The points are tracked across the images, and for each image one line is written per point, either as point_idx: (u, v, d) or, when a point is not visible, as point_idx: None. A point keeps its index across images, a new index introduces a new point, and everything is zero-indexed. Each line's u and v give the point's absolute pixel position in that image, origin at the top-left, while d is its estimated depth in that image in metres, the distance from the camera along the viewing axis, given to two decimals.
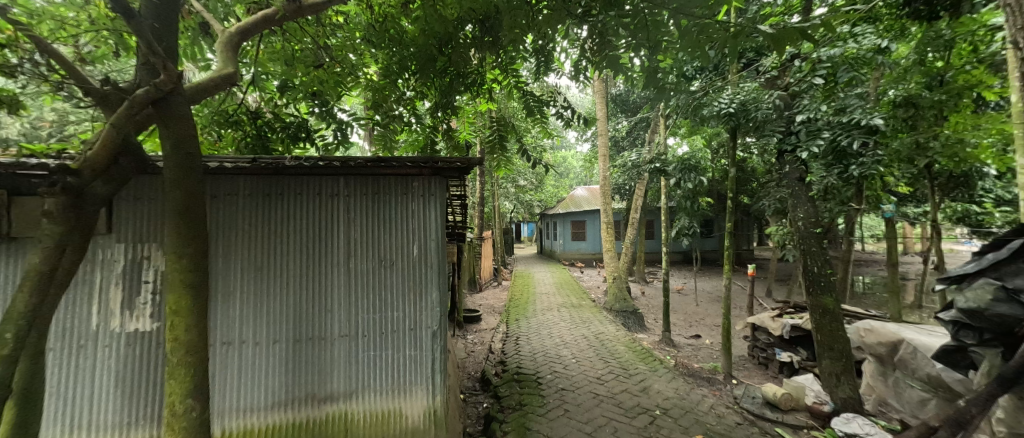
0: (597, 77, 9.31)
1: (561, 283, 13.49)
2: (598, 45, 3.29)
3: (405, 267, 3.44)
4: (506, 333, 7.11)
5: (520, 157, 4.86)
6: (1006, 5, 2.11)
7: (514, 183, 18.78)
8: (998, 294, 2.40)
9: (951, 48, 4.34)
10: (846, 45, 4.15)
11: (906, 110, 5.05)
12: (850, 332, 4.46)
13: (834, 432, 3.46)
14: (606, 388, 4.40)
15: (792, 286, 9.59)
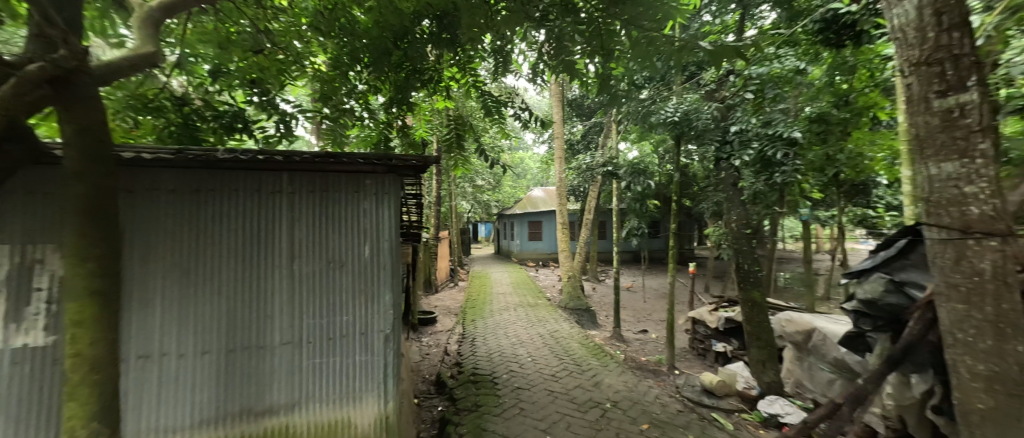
0: (553, 81, 9.51)
1: (518, 283, 13.57)
2: (555, 50, 3.35)
3: (356, 269, 3.28)
4: (461, 334, 7.05)
5: (478, 156, 4.83)
6: (895, 38, 2.44)
7: (472, 183, 18.66)
8: (888, 286, 2.81)
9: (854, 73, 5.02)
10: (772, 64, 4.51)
11: (820, 125, 5.21)
12: (773, 323, 4.95)
13: (760, 414, 3.87)
14: (560, 385, 4.52)
15: (727, 283, 10.48)
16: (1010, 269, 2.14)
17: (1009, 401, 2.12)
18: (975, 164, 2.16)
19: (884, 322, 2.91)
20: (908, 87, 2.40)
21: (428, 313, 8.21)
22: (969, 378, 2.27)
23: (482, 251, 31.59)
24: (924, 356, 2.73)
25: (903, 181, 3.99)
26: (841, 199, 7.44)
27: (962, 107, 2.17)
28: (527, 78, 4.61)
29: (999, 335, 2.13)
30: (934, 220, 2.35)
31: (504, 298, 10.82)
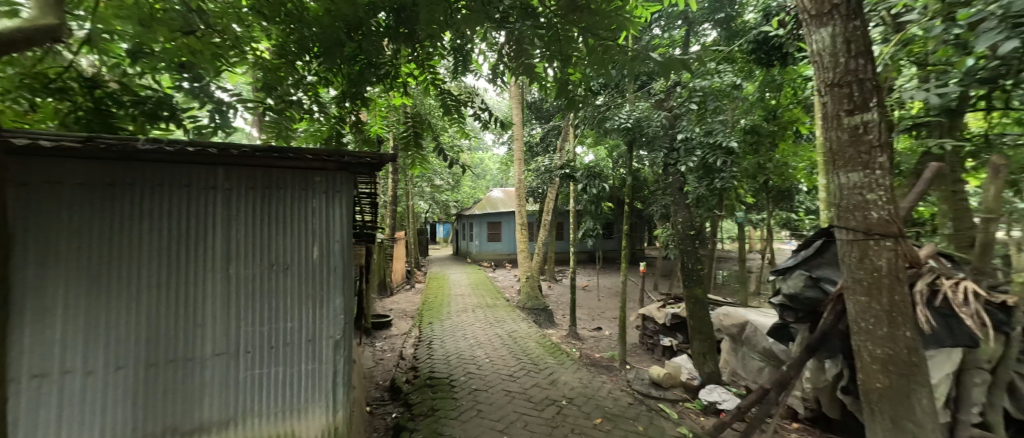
0: (513, 82, 9.58)
1: (477, 283, 13.67)
2: (514, 53, 3.37)
3: (302, 271, 3.09)
4: (417, 338, 6.86)
5: (435, 155, 4.71)
6: (813, 61, 2.72)
7: (430, 182, 18.27)
8: (807, 282, 3.18)
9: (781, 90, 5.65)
10: (713, 79, 5.11)
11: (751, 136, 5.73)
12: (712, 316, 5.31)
13: (701, 402, 4.19)
14: (518, 385, 4.55)
15: (673, 281, 11.18)
16: (900, 265, 2.52)
17: (900, 379, 2.48)
18: (875, 175, 2.51)
19: (802, 314, 3.26)
20: (823, 105, 2.71)
21: (382, 317, 7.90)
22: (870, 361, 2.61)
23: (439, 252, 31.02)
24: (836, 343, 3.10)
25: (820, 188, 4.50)
26: (772, 204, 8.23)
27: (866, 126, 2.51)
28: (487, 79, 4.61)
29: (893, 323, 2.48)
30: (844, 224, 2.67)
31: (461, 299, 10.70)
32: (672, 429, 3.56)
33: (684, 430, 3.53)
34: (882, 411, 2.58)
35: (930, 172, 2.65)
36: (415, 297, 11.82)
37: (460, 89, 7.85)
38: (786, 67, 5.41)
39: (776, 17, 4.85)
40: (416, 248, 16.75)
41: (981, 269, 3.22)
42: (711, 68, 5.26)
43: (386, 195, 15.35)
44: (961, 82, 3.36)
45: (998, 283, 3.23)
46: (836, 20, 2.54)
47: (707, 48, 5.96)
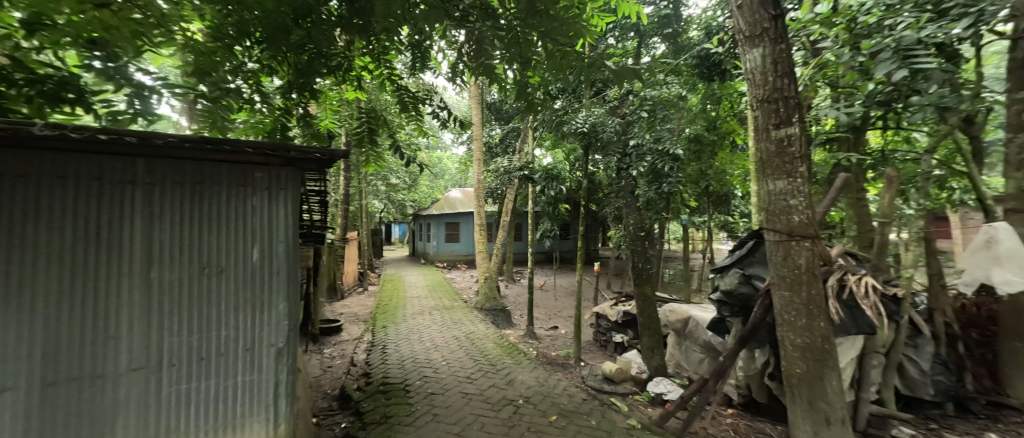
0: (473, 82, 9.50)
1: (434, 284, 13.48)
2: (474, 53, 3.37)
3: (240, 275, 2.85)
4: (370, 342, 6.55)
5: (391, 152, 4.50)
6: (747, 77, 2.96)
7: (384, 181, 17.63)
8: (740, 279, 3.49)
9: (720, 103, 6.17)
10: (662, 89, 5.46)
11: (695, 145, 6.34)
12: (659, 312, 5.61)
13: (649, 394, 4.43)
14: (475, 386, 4.52)
15: (625, 280, 11.69)
16: (816, 263, 2.84)
17: (815, 364, 2.80)
18: (797, 182, 2.81)
19: (736, 309, 3.56)
20: (755, 118, 2.98)
21: (330, 322, 7.46)
22: (791, 349, 2.91)
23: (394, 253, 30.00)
24: (763, 334, 3.42)
25: (753, 194, 4.96)
26: (714, 208, 8.92)
27: (790, 139, 2.80)
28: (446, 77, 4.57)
29: (810, 314, 2.80)
30: (771, 226, 2.95)
31: (417, 301, 10.39)
32: (623, 421, 3.70)
33: (633, 422, 3.67)
34: (800, 393, 2.89)
35: (840, 182, 2.94)
36: (369, 299, 11.31)
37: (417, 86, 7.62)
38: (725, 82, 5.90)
39: (715, 37, 5.32)
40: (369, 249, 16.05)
41: (878, 265, 3.70)
42: (660, 79, 5.57)
43: (337, 194, 14.56)
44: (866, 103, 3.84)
45: (891, 278, 3.73)
46: (766, 42, 2.82)
47: (656, 60, 6.34)
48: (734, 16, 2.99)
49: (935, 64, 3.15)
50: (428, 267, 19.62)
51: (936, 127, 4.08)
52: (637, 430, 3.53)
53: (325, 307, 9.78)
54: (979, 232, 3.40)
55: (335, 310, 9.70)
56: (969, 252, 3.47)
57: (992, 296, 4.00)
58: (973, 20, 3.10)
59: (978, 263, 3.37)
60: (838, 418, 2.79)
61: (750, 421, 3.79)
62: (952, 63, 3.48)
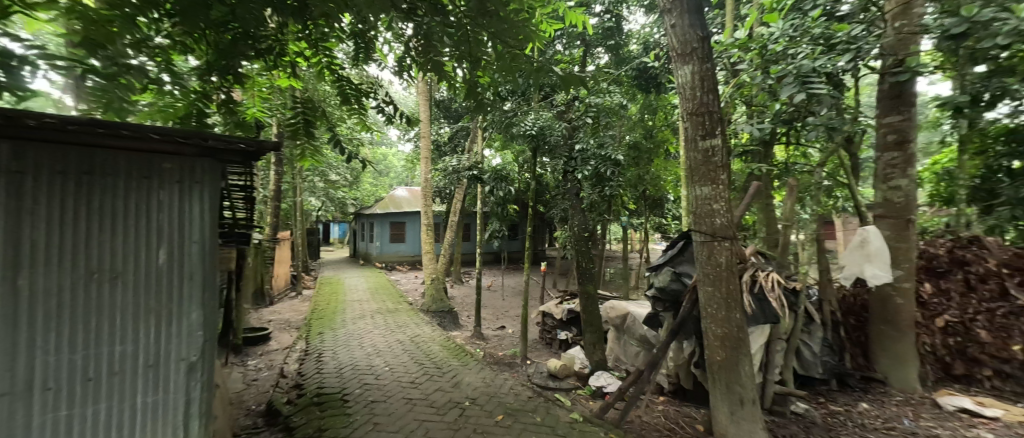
0: (421, 78, 9.25)
1: (376, 287, 12.86)
2: (424, 48, 3.31)
3: (143, 280, 2.43)
4: (303, 351, 6.05)
5: (330, 147, 4.09)
6: (679, 91, 3.23)
7: (322, 177, 16.47)
8: (671, 276, 3.77)
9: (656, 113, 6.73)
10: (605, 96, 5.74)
11: (634, 152, 6.77)
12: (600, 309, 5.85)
13: (590, 388, 4.60)
14: (419, 391, 4.37)
15: (570, 279, 12.08)
16: (734, 261, 3.18)
17: (733, 352, 3.12)
18: (719, 189, 3.13)
19: (668, 303, 3.86)
20: (684, 129, 3.25)
21: (256, 330, 6.79)
22: (713, 339, 3.21)
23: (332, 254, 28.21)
24: (690, 325, 3.73)
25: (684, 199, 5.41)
26: (652, 210, 9.59)
27: (713, 150, 3.11)
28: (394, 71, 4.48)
29: (729, 307, 3.12)
30: (697, 228, 3.24)
31: (358, 305, 9.83)
32: (566, 416, 3.83)
33: (576, 415, 3.81)
34: (720, 378, 3.21)
35: (753, 189, 3.28)
36: (303, 304, 10.46)
37: (361, 78, 7.18)
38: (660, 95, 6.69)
39: (652, 52, 5.72)
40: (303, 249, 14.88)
41: (782, 262, 4.22)
42: (604, 87, 5.76)
43: (265, 190, 13.31)
44: (773, 120, 4.37)
45: (790, 273, 4.28)
46: (695, 60, 3.10)
47: (600, 70, 6.64)
48: (668, 35, 3.23)
49: (826, 91, 3.69)
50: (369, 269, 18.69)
51: (825, 145, 4.80)
52: (579, 423, 3.67)
53: (251, 313, 8.88)
54: (855, 235, 4.05)
55: (263, 316, 8.84)
56: (847, 251, 4.11)
57: (865, 288, 4.75)
58: (853, 55, 3.79)
59: (854, 260, 4.01)
60: (750, 399, 3.14)
61: (678, 406, 4.10)
62: (837, 90, 4.10)
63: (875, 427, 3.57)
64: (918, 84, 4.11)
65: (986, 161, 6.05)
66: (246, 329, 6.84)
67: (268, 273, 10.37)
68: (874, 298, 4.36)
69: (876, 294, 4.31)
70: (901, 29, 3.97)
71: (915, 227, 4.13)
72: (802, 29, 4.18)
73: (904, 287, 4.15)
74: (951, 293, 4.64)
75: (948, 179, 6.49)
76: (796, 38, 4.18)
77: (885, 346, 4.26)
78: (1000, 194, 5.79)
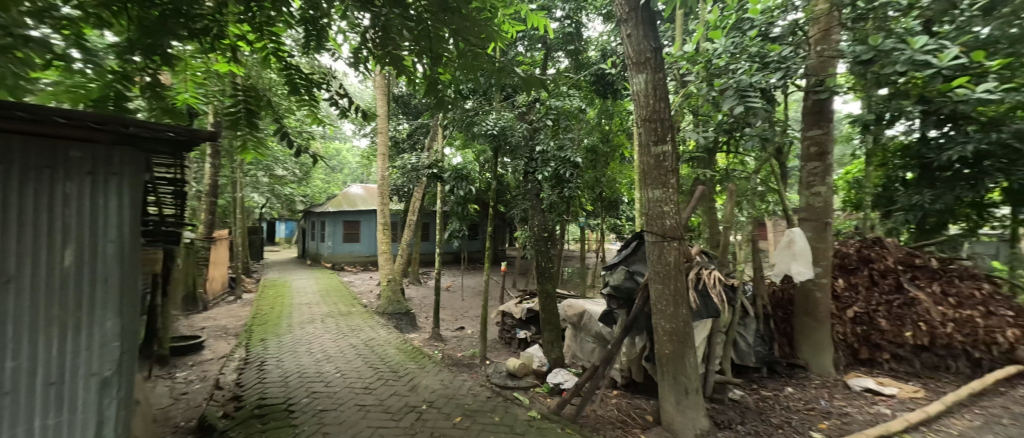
0: (379, 72, 8.91)
1: (327, 289, 12.22)
2: (381, 40, 3.26)
3: (43, 285, 2.09)
4: (243, 359, 5.59)
5: (276, 139, 3.79)
6: (634, 98, 3.37)
7: (266, 171, 15.32)
8: (624, 275, 3.94)
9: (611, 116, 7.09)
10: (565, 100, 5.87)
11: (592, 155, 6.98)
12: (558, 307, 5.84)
13: (548, 386, 4.65)
14: (373, 397, 4.21)
15: (530, 279, 12.18)
16: (682, 260, 3.38)
17: (679, 345, 3.33)
18: (668, 192, 3.32)
19: (622, 301, 4.03)
20: (638, 135, 3.42)
21: (187, 339, 6.18)
22: (663, 334, 3.39)
23: (276, 254, 26.36)
24: (642, 322, 3.92)
25: (637, 201, 5.66)
26: (609, 211, 9.94)
27: (664, 155, 3.29)
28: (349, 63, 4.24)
29: (676, 303, 3.32)
30: (649, 229, 3.40)
31: (307, 309, 9.27)
32: (524, 414, 3.87)
33: (534, 413, 3.88)
34: (669, 370, 3.40)
35: (699, 193, 3.43)
36: (244, 309, 9.64)
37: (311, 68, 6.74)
38: (616, 101, 6.95)
39: (609, 60, 6.15)
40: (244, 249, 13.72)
41: (722, 261, 4.57)
42: (564, 91, 5.86)
43: (200, 184, 12.13)
44: (717, 129, 4.77)
45: (729, 271, 4.64)
46: (648, 70, 3.26)
47: (560, 73, 6.79)
48: (624, 44, 3.37)
49: (761, 105, 4.03)
50: (319, 270, 17.65)
51: (759, 154, 5.25)
52: (537, 421, 3.74)
53: (182, 320, 8.05)
54: (784, 236, 4.48)
55: (196, 322, 8.05)
56: (777, 251, 4.52)
57: (791, 284, 5.27)
58: (784, 73, 4.19)
59: (782, 259, 4.43)
60: (694, 389, 3.36)
61: (630, 399, 4.28)
62: (770, 104, 4.49)
63: (798, 409, 3.96)
64: (835, 102, 4.61)
65: (886, 171, 7.03)
66: (176, 338, 6.19)
67: (202, 275, 9.45)
68: (799, 292, 4.84)
69: (800, 289, 4.79)
70: (821, 53, 4.41)
71: (831, 229, 4.65)
72: (742, 47, 4.56)
73: (822, 282, 4.66)
74: (859, 287, 5.27)
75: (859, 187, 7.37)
76: (736, 55, 4.58)
77: (807, 335, 4.76)
78: (898, 201, 6.66)
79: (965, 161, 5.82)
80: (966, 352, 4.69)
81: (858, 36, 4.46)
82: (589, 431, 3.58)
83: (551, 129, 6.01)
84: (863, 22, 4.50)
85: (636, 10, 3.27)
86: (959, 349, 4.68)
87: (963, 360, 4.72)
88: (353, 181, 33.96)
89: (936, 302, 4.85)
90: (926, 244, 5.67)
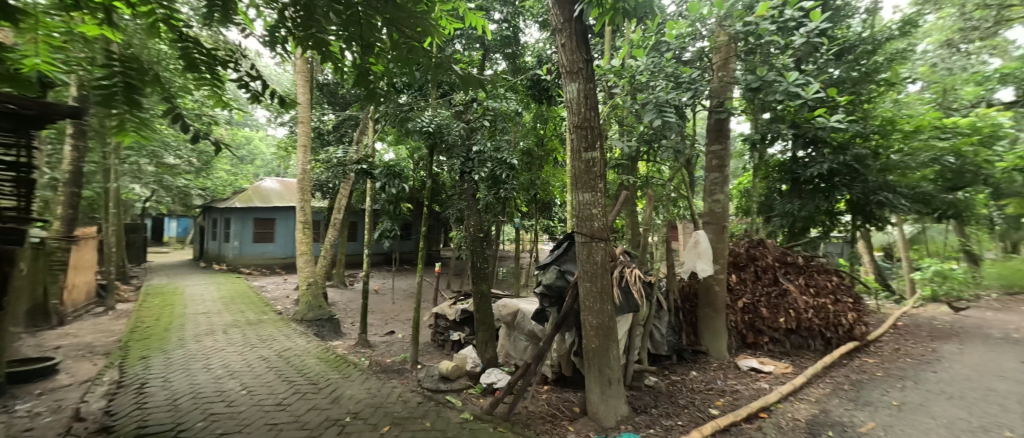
0: (303, 55, 8.14)
1: (231, 295, 10.78)
2: (303, 20, 2.93)
3: None
4: (116, 382, 4.67)
5: (165, 121, 3.19)
6: (569, 106, 3.50)
7: (152, 159, 13.11)
8: (556, 275, 4.08)
9: (546, 120, 7.60)
10: (502, 103, 5.84)
11: None
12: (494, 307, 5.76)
13: (481, 386, 4.61)
14: (288, 413, 3.81)
15: (464, 279, 12.04)
16: (607, 259, 3.59)
17: (604, 339, 3.54)
18: (597, 195, 3.50)
19: (553, 299, 4.15)
20: (570, 141, 3.56)
21: (32, 361, 4.98)
22: (590, 330, 3.58)
23: (163, 256, 22.62)
24: (572, 319, 4.09)
25: (568, 203, 5.86)
26: (544, 212, 10.32)
27: (594, 161, 3.47)
28: (263, 40, 3.74)
29: (602, 299, 3.52)
30: (579, 231, 3.56)
31: (205, 318, 8.09)
32: (456, 417, 3.84)
33: (467, 415, 3.85)
34: (594, 363, 3.60)
35: (624, 198, 3.70)
36: (118, 321, 8.06)
37: (215, 42, 5.86)
38: (550, 106, 7.29)
39: (545, 66, 6.54)
40: (118, 251, 11.49)
41: (642, 260, 4.97)
42: (501, 93, 5.94)
43: (56, 170, 9.90)
44: (638, 139, 5.40)
45: (647, 269, 5.07)
46: (580, 79, 3.41)
47: (497, 75, 6.82)
48: (558, 52, 3.49)
49: (674, 120, 4.47)
50: (221, 274, 15.47)
51: (672, 165, 5.85)
52: (470, 422, 3.73)
53: (27, 338, 6.47)
54: (691, 238, 5.03)
55: (49, 340, 6.54)
56: (685, 251, 5.07)
57: (696, 279, 5.92)
58: (692, 93, 4.71)
59: (689, 257, 4.99)
60: (616, 379, 3.61)
61: (559, 393, 4.44)
62: (682, 119, 5.00)
63: (700, 390, 4.49)
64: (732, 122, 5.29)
65: (768, 183, 8.32)
66: (17, 361, 4.96)
67: (58, 282, 7.70)
68: (702, 286, 5.47)
69: (703, 283, 5.42)
70: (722, 78, 5.08)
71: (727, 232, 5.32)
72: (659, 67, 4.99)
73: (719, 277, 5.33)
74: (747, 281, 6.11)
75: (748, 195, 8.64)
76: (655, 73, 4.99)
77: (708, 324, 5.41)
78: (776, 208, 7.95)
79: (821, 178, 7.14)
80: (821, 333, 5.72)
81: (749, 66, 5.20)
82: (521, 428, 3.65)
83: (489, 130, 5.94)
84: (753, 54, 5.20)
85: (569, 21, 3.38)
86: (816, 331, 5.69)
87: (819, 339, 5.75)
88: (265, 174, 30.59)
89: (801, 292, 5.85)
90: (794, 245, 6.80)
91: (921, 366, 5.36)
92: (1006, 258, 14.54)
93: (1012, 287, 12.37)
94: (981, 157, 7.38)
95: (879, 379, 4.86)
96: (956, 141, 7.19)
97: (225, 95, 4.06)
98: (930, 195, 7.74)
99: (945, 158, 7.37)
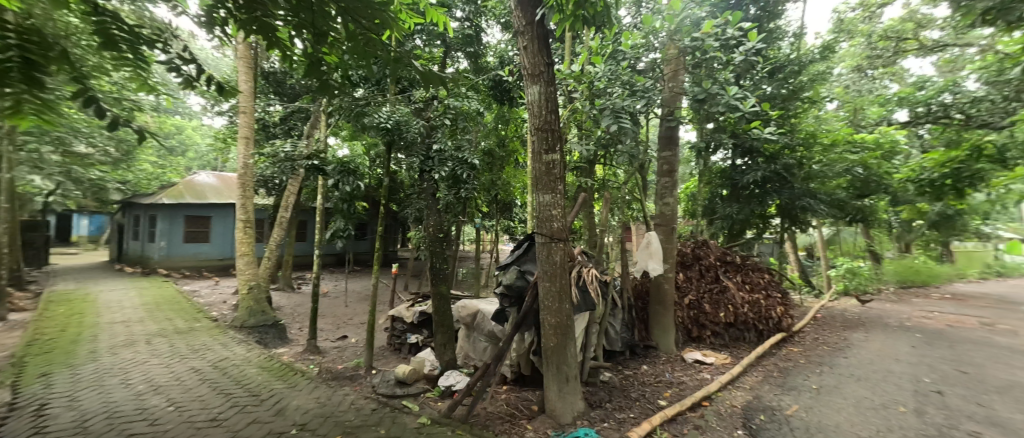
0: (244, 39, 7.53)
1: (156, 301, 9.71)
2: (245, 4, 2.68)
3: None
4: (7, 403, 4.02)
5: (74, 103, 2.78)
6: (530, 107, 3.52)
7: (57, 147, 11.46)
8: (517, 275, 4.09)
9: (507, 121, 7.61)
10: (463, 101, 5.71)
11: None
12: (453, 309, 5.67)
13: (439, 389, 4.51)
14: (224, 429, 3.49)
15: (422, 280, 11.76)
16: (566, 260, 3.65)
17: (563, 338, 3.60)
18: (556, 197, 3.55)
19: (513, 299, 4.16)
20: (530, 143, 3.58)
21: None
22: (549, 329, 3.63)
23: (71, 258, 19.93)
24: (531, 318, 4.12)
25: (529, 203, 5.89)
26: (505, 213, 10.35)
27: (554, 163, 3.51)
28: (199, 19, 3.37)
29: (561, 299, 3.57)
30: (539, 232, 3.59)
31: (123, 328, 7.20)
32: (413, 422, 3.73)
33: (424, 419, 3.75)
34: (552, 361, 3.65)
35: (582, 200, 3.79)
36: (13, 333, 6.96)
37: (140, 18, 5.24)
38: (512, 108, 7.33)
39: (507, 68, 6.54)
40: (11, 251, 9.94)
41: (599, 259, 5.13)
42: (462, 92, 5.74)
43: None
44: (596, 143, 5.59)
45: (603, 268, 5.24)
46: (542, 82, 3.43)
47: (458, 74, 6.68)
48: (521, 54, 3.48)
49: (630, 125, 4.62)
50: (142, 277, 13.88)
51: (624, 168, 6.13)
52: (427, 427, 3.64)
53: None
54: (643, 239, 5.27)
55: None
56: (638, 251, 5.31)
57: (647, 277, 6.22)
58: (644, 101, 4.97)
59: (641, 257, 5.23)
60: (573, 376, 3.68)
61: (518, 392, 4.46)
62: (636, 126, 5.21)
63: (649, 383, 4.71)
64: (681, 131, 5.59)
65: (711, 188, 8.94)
66: None
67: None
68: (652, 285, 5.76)
69: (653, 282, 5.71)
70: (672, 88, 5.42)
71: (675, 233, 5.63)
72: (616, 74, 5.17)
73: (668, 276, 5.63)
74: (692, 279, 6.53)
75: (694, 199, 9.23)
76: (612, 80, 5.17)
77: (657, 320, 5.70)
78: (719, 211, 8.58)
79: (756, 185, 7.81)
80: (755, 326, 6.24)
81: (697, 78, 5.53)
82: (480, 429, 3.61)
83: (449, 129, 5.80)
84: (700, 68, 5.53)
85: (531, 25, 3.39)
86: (751, 324, 6.20)
87: (753, 332, 6.26)
88: (199, 167, 27.95)
89: (738, 289, 6.35)
90: (732, 245, 7.35)
91: (836, 353, 6.02)
92: (900, 256, 16.74)
93: (904, 282, 14.32)
94: (882, 170, 8.59)
95: (801, 366, 5.39)
96: (863, 155, 8.18)
97: (152, 79, 3.64)
98: (843, 201, 8.73)
99: (854, 169, 8.35)
